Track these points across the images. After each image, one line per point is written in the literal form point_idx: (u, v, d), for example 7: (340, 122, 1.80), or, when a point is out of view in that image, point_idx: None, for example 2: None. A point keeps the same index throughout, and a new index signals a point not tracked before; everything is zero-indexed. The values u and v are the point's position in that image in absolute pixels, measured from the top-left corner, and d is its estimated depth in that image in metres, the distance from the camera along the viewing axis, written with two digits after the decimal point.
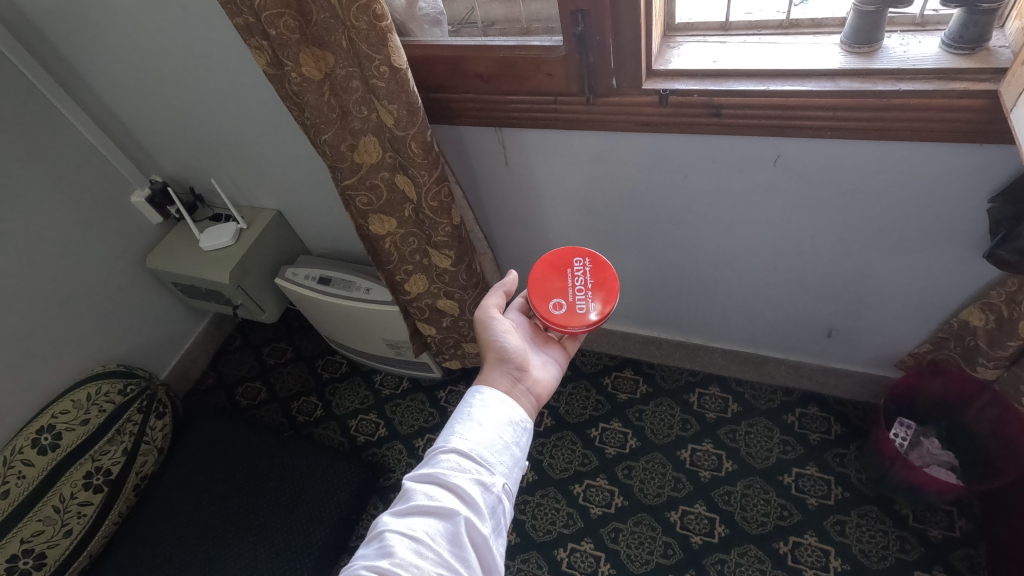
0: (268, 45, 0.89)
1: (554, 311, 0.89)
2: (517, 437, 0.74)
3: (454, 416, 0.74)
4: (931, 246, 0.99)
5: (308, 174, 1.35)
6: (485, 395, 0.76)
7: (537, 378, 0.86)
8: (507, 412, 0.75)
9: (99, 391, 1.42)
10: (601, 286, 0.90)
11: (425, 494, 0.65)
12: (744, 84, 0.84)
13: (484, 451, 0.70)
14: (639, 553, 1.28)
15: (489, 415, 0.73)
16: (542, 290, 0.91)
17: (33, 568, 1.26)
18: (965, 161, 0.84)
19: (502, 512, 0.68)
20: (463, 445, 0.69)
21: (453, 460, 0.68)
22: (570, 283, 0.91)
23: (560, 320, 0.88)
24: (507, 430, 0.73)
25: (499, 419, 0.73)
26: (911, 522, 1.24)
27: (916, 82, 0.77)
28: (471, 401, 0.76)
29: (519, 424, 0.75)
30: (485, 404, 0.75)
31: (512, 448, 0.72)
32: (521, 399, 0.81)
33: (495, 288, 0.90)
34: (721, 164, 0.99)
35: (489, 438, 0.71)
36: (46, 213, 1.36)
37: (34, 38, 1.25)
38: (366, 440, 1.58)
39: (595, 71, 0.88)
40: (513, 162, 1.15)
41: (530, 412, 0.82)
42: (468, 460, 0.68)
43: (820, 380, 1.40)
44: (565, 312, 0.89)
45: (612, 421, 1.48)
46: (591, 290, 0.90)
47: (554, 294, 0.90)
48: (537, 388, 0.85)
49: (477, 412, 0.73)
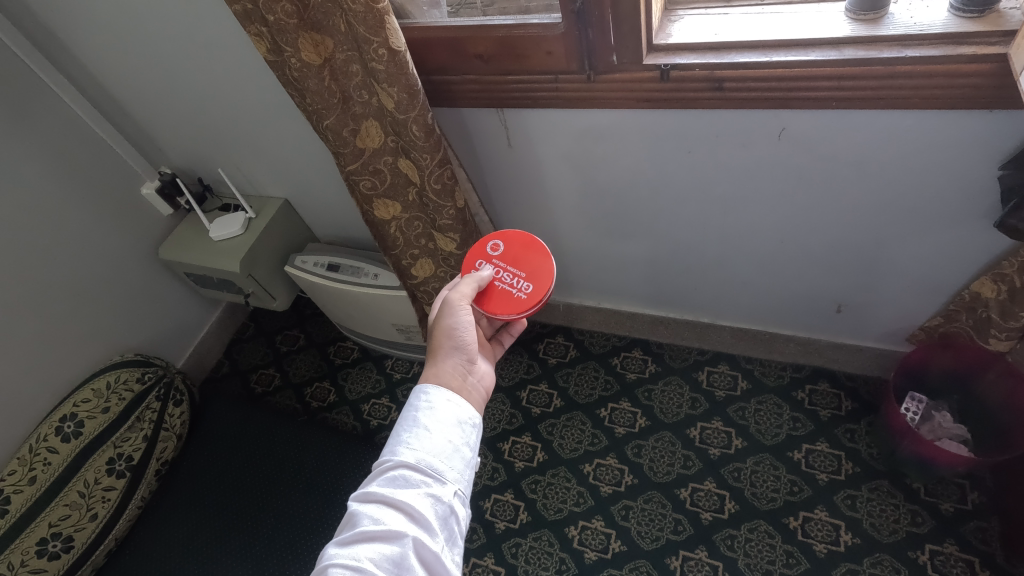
0: (267, 31, 0.89)
1: (486, 246, 0.96)
2: (467, 437, 0.75)
3: (401, 420, 0.74)
4: (940, 217, 0.97)
5: (315, 163, 1.36)
6: (432, 393, 0.76)
7: (483, 373, 0.87)
8: (455, 412, 0.75)
9: (118, 379, 1.47)
10: (503, 295, 0.92)
11: (371, 518, 0.66)
12: (747, 56, 0.83)
13: (433, 460, 0.70)
14: (649, 530, 1.30)
15: (436, 418, 0.74)
16: (514, 243, 0.96)
17: (62, 551, 1.30)
18: (975, 128, 0.82)
19: (455, 521, 0.69)
20: (410, 458, 0.70)
21: (400, 474, 0.69)
22: (509, 277, 0.93)
23: (476, 245, 0.96)
24: (456, 433, 0.74)
25: (446, 422, 0.74)
26: (922, 496, 1.23)
27: (923, 47, 0.76)
28: (416, 401, 0.76)
29: (468, 422, 0.76)
30: (432, 405, 0.75)
31: (463, 450, 0.73)
32: (471, 392, 0.82)
33: (470, 279, 0.91)
34: (726, 139, 0.97)
35: (439, 445, 0.72)
36: (61, 207, 1.39)
37: (41, 35, 1.27)
38: (379, 424, 1.61)
39: (595, 48, 0.87)
40: (516, 142, 1.14)
41: (480, 406, 0.83)
42: (416, 473, 0.69)
43: (831, 357, 1.39)
44: (482, 253, 0.96)
45: (622, 401, 1.49)
46: (499, 286, 0.93)
47: (508, 246, 0.95)
48: (484, 383, 0.86)
49: (424, 416, 0.74)
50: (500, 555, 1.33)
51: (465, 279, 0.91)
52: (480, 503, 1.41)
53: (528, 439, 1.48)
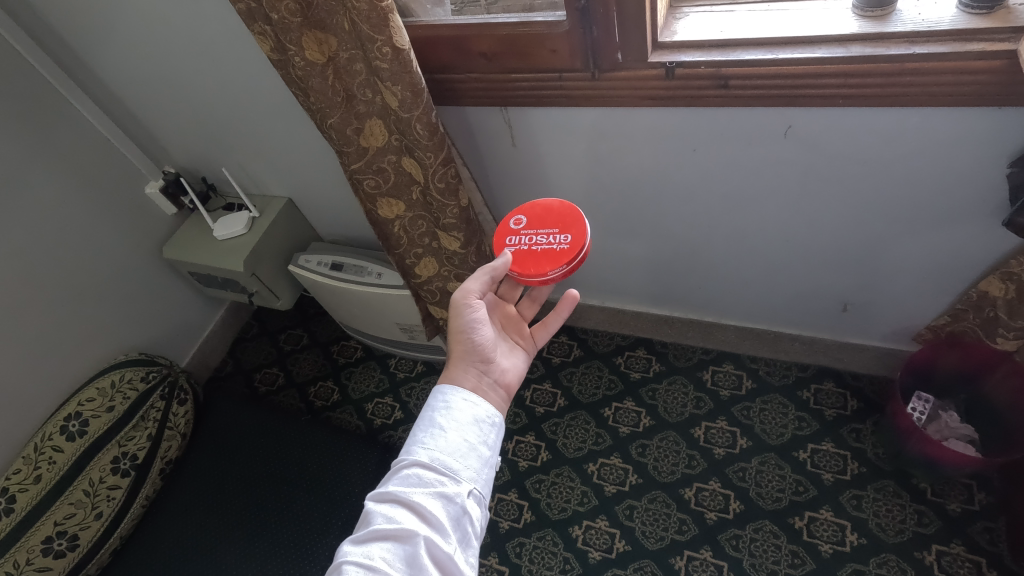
0: (271, 30, 0.89)
1: (509, 223, 0.95)
2: (484, 437, 0.75)
3: (420, 421, 0.75)
4: (947, 215, 0.97)
5: (319, 162, 1.36)
6: (449, 394, 0.77)
7: (504, 369, 0.88)
8: (472, 411, 0.75)
9: (123, 378, 1.47)
10: (545, 255, 0.90)
11: (385, 517, 0.66)
12: (752, 53, 0.82)
13: (448, 459, 0.71)
14: (654, 530, 1.29)
15: (452, 418, 0.74)
16: (535, 211, 0.95)
17: (68, 549, 1.30)
18: (984, 125, 0.81)
19: (469, 522, 0.68)
20: (425, 456, 0.70)
21: (414, 472, 0.69)
22: (544, 236, 0.92)
23: (500, 227, 0.95)
24: (472, 432, 0.74)
25: (463, 421, 0.74)
26: (929, 496, 1.23)
27: (932, 44, 0.76)
28: (436, 402, 0.77)
29: (485, 422, 0.76)
30: (449, 405, 0.76)
31: (479, 450, 0.73)
32: (487, 392, 0.83)
33: (481, 272, 0.87)
34: (731, 137, 0.97)
35: (455, 444, 0.72)
36: (65, 207, 1.40)
37: (45, 34, 1.27)
38: (383, 423, 1.61)
39: (599, 45, 0.87)
40: (520, 141, 1.14)
41: (500, 405, 0.84)
42: (430, 471, 0.69)
43: (836, 356, 1.38)
44: (509, 230, 0.94)
45: (626, 400, 1.48)
46: (537, 250, 0.91)
47: (531, 214, 0.94)
48: (505, 379, 0.87)
49: (441, 416, 0.74)
50: (504, 555, 1.33)
51: (476, 273, 0.87)
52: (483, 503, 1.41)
53: (532, 438, 1.48)
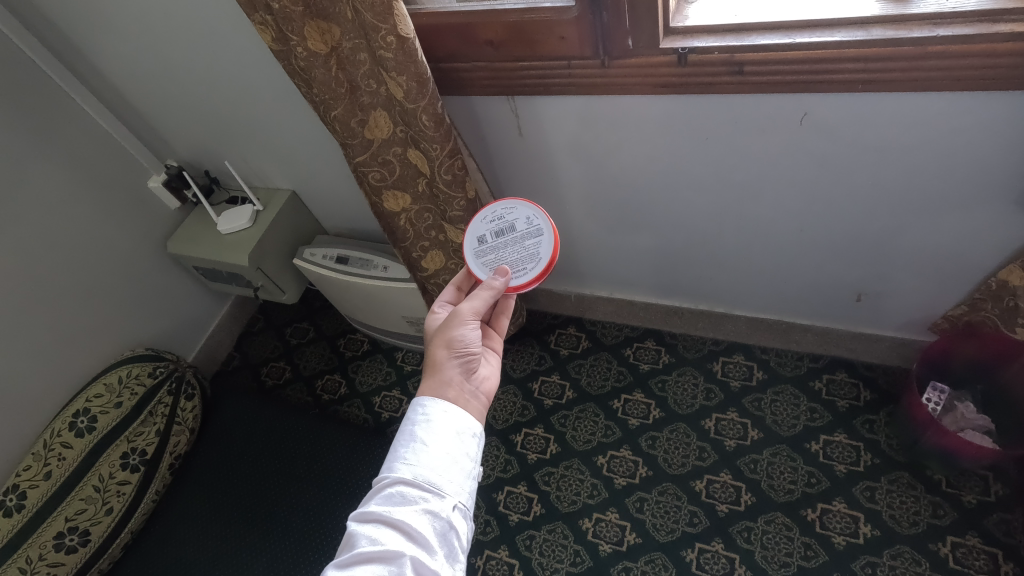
0: (272, 20, 0.87)
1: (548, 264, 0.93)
2: (467, 449, 0.73)
3: (399, 435, 0.73)
4: (967, 203, 0.94)
5: (322, 154, 1.34)
6: (429, 406, 0.75)
7: (485, 377, 0.85)
8: (453, 423, 0.74)
9: (130, 374, 1.46)
10: None
11: (369, 539, 0.65)
12: (769, 38, 0.79)
13: (431, 475, 0.69)
14: (664, 522, 1.29)
15: (433, 431, 0.73)
16: None
17: (79, 545, 1.31)
18: (1006, 111, 0.79)
19: (455, 536, 0.67)
20: (408, 474, 0.69)
21: (397, 491, 0.68)
22: None
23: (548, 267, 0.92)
24: (456, 445, 0.73)
25: (445, 434, 0.73)
26: (945, 488, 1.21)
27: (956, 26, 0.73)
28: (414, 415, 0.75)
29: (468, 433, 0.74)
30: (429, 417, 0.74)
31: (463, 462, 0.72)
32: (471, 400, 0.79)
33: (484, 293, 0.84)
34: (745, 125, 0.95)
35: (438, 459, 0.70)
36: (68, 202, 1.38)
37: (42, 26, 1.25)
38: (391, 416, 1.60)
39: (610, 32, 0.84)
40: (526, 131, 1.12)
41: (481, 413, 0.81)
42: (414, 488, 0.68)
43: (849, 346, 1.37)
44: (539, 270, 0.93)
45: (635, 392, 1.47)
46: None
47: None
48: (486, 387, 0.84)
49: (421, 429, 0.73)
50: (513, 547, 1.33)
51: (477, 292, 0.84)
52: (493, 495, 1.41)
53: (540, 431, 1.47)
